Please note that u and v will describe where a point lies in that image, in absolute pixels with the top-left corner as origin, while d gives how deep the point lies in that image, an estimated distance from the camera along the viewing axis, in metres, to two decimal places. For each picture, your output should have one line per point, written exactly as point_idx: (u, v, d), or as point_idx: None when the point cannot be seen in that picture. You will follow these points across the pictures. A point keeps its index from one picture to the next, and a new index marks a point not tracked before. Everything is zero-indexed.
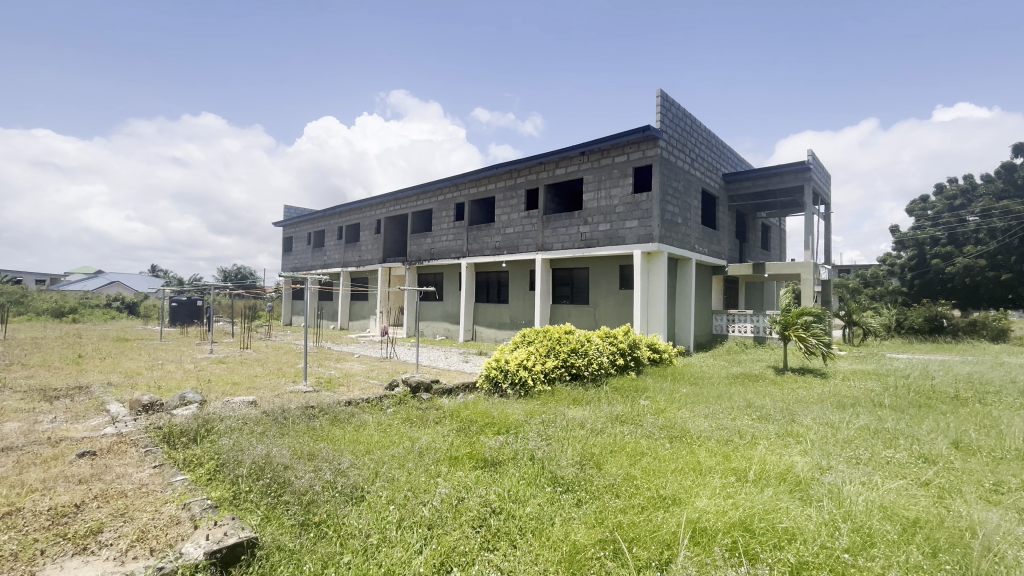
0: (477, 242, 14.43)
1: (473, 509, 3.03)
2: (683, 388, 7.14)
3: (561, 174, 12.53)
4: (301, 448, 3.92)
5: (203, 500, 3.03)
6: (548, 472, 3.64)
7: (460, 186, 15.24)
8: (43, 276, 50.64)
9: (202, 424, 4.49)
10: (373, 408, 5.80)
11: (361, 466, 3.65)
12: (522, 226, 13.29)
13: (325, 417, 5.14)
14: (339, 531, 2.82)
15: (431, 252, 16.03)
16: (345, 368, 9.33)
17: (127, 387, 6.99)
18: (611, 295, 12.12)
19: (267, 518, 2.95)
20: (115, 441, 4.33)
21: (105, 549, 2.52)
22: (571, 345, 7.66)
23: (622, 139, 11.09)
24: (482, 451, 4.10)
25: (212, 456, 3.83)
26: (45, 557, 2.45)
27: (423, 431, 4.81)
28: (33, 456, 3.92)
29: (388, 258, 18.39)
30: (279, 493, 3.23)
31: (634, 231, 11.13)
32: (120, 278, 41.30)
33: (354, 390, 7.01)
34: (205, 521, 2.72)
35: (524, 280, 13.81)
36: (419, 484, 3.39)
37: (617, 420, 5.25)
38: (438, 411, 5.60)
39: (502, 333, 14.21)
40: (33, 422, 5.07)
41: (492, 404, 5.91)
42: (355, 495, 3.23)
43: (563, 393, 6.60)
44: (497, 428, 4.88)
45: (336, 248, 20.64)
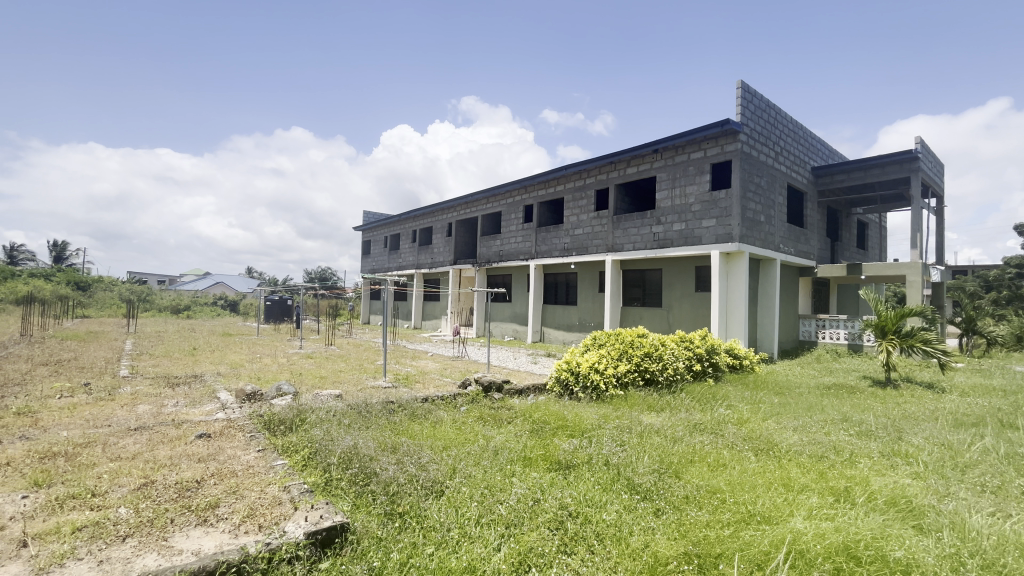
0: (546, 243, 14.46)
1: (550, 511, 3.03)
2: (769, 397, 6.67)
3: (632, 173, 12.19)
4: (385, 441, 4.14)
5: (301, 484, 3.30)
6: (625, 479, 3.57)
7: (528, 188, 15.32)
8: (163, 277, 57.94)
9: (297, 414, 4.88)
10: (448, 405, 6.00)
11: (440, 461, 3.79)
12: (591, 226, 13.12)
13: (404, 412, 5.39)
14: (422, 523, 2.93)
15: (500, 254, 16.27)
16: (420, 366, 9.70)
17: (233, 378, 7.75)
18: (686, 298, 11.62)
19: (356, 505, 3.14)
20: (226, 426, 4.83)
21: (222, 522, 2.82)
22: (644, 349, 7.41)
23: (698, 134, 10.58)
24: (556, 454, 4.10)
25: (307, 444, 4.14)
26: (175, 525, 2.78)
27: (497, 430, 4.90)
28: (162, 435, 4.48)
29: (459, 260, 18.91)
30: (366, 483, 3.42)
31: (711, 230, 10.57)
32: (226, 280, 46.13)
33: (430, 387, 7.30)
34: (303, 504, 2.97)
35: (594, 282, 13.60)
36: (495, 482, 3.46)
37: (696, 429, 5.01)
38: (510, 411, 5.67)
39: (570, 335, 14.15)
40: (160, 405, 5.79)
41: (564, 407, 5.86)
42: (435, 489, 3.34)
43: (637, 398, 6.41)
44: (570, 432, 4.84)
45: (410, 251, 21.58)
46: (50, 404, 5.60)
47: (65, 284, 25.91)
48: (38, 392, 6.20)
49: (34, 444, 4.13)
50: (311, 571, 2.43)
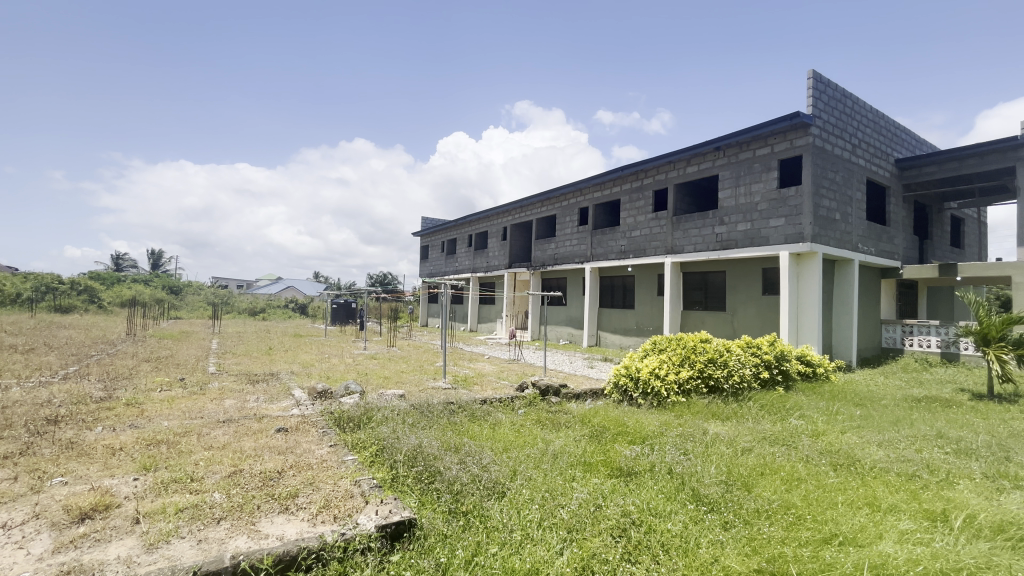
0: (603, 246, 14.28)
1: (612, 518, 2.99)
2: (848, 409, 6.19)
3: (692, 172, 11.77)
4: (448, 441, 4.26)
5: (370, 479, 3.48)
6: (690, 489, 3.45)
7: (583, 191, 15.19)
8: (242, 282, 62.82)
9: (365, 413, 5.13)
10: (506, 408, 6.08)
11: (500, 463, 3.84)
12: (649, 228, 12.80)
13: (464, 413, 5.53)
14: (484, 522, 2.99)
15: (555, 257, 16.24)
16: (477, 368, 9.88)
17: (306, 376, 8.28)
18: (752, 301, 11.04)
19: (422, 502, 3.26)
20: (301, 421, 5.17)
21: (301, 511, 3.03)
22: (708, 355, 7.12)
23: (764, 129, 10.05)
24: (617, 460, 4.04)
25: (375, 441, 4.34)
26: (261, 512, 3.02)
27: (556, 434, 4.90)
28: (247, 427, 4.87)
29: (514, 264, 19.07)
30: (431, 482, 3.53)
31: (779, 230, 9.99)
32: (295, 284, 49.30)
33: (488, 389, 7.43)
34: (374, 499, 3.12)
35: (652, 285, 13.24)
36: (556, 486, 3.47)
37: (766, 440, 4.75)
38: (568, 416, 5.64)
39: (628, 339, 13.87)
40: (244, 400, 6.30)
41: (624, 413, 5.76)
42: (496, 490, 3.39)
43: (700, 405, 6.18)
44: (631, 438, 4.75)
45: (466, 255, 22.03)
46: (153, 397, 6.25)
47: (162, 289, 28.77)
48: (143, 386, 6.94)
49: (141, 432, 4.64)
50: (383, 562, 2.55)
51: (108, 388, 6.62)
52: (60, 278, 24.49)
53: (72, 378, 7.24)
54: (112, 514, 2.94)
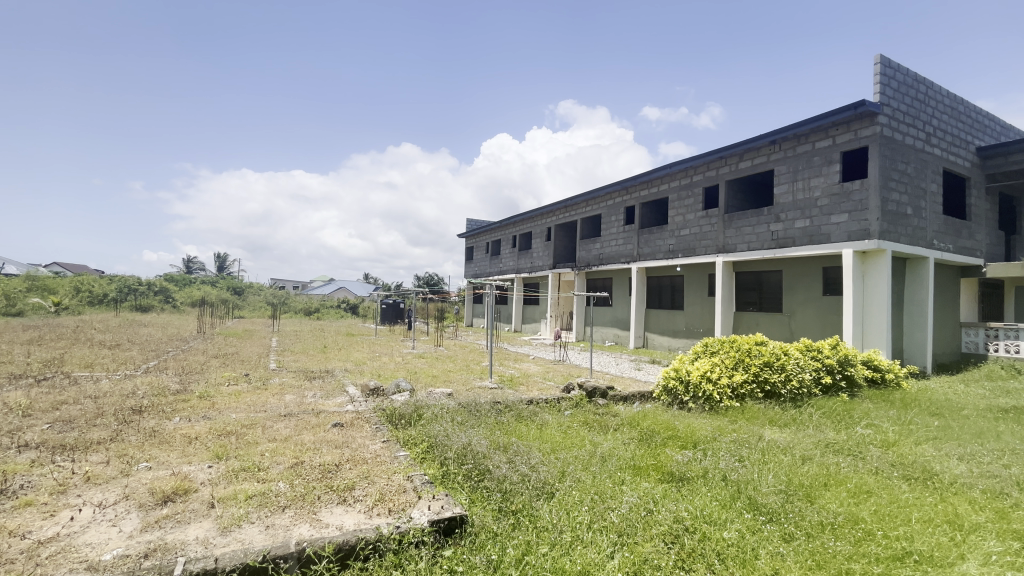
0: (650, 245, 13.96)
1: (664, 524, 2.93)
2: (923, 419, 5.73)
3: (746, 167, 11.29)
4: (496, 440, 4.31)
5: (422, 475, 3.58)
6: (746, 497, 3.32)
7: (630, 189, 14.92)
8: (298, 284, 66.15)
9: (415, 410, 5.28)
10: (552, 409, 6.07)
11: (549, 463, 3.84)
12: (699, 227, 12.39)
13: (511, 413, 5.58)
14: (534, 522, 3.00)
15: (601, 257, 16.04)
16: (523, 369, 9.92)
17: (358, 374, 8.61)
18: (811, 302, 10.45)
19: (472, 499, 3.32)
20: (355, 417, 5.39)
21: (358, 503, 3.16)
22: (764, 358, 6.82)
23: (825, 120, 9.49)
24: (668, 465, 3.95)
25: (425, 439, 4.45)
26: (322, 502, 3.17)
27: (603, 437, 4.85)
28: (306, 422, 5.13)
29: (558, 264, 18.99)
30: (480, 479, 3.59)
31: (842, 226, 9.40)
32: (346, 285, 51.39)
33: (534, 390, 7.46)
34: (426, 494, 3.21)
35: (703, 285, 12.82)
36: (605, 489, 3.43)
37: (829, 449, 4.50)
38: (616, 418, 5.55)
39: (676, 341, 13.50)
40: (302, 395, 6.64)
41: (674, 417, 5.60)
42: (546, 490, 3.40)
43: (755, 411, 5.93)
44: (682, 443, 4.63)
45: (511, 256, 22.14)
46: (222, 390, 6.71)
47: (227, 290, 30.79)
48: (213, 380, 7.46)
49: (213, 422, 4.99)
50: (436, 556, 2.61)
51: (183, 382, 7.16)
52: (140, 280, 26.74)
53: (153, 372, 7.90)
54: (191, 498, 3.20)
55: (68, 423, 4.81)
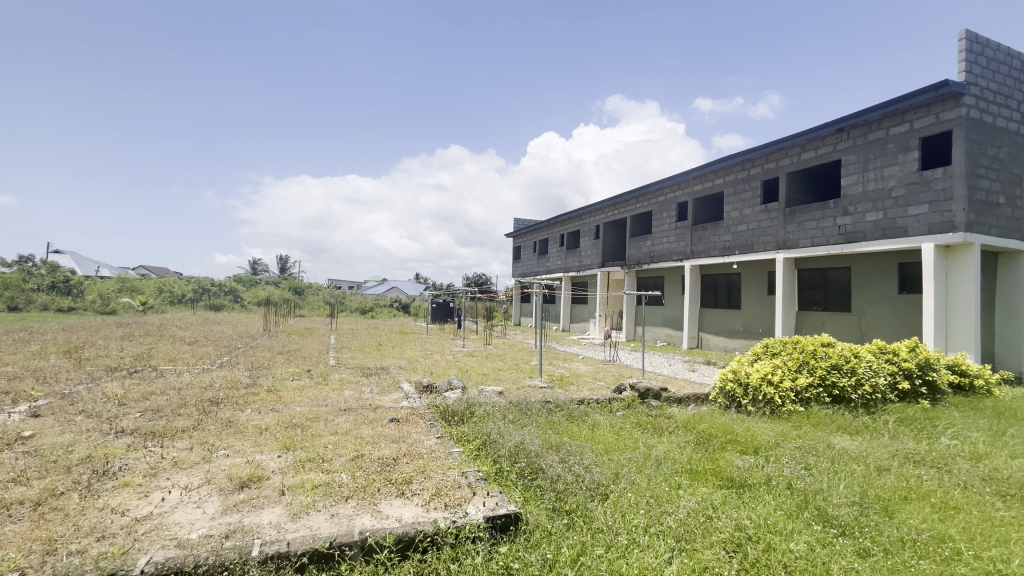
0: (704, 242, 13.46)
1: (725, 531, 2.83)
2: (1019, 430, 5.19)
3: (809, 158, 10.64)
4: (549, 440, 4.32)
5: (476, 472, 3.65)
6: (815, 507, 3.14)
7: (682, 184, 14.45)
8: (353, 284, 69.08)
9: (467, 408, 5.37)
10: (603, 409, 5.99)
11: (603, 465, 3.80)
12: (758, 222, 11.81)
13: (562, 412, 5.56)
14: (589, 523, 2.98)
15: (652, 255, 15.64)
16: (572, 368, 9.86)
17: (412, 371, 8.88)
18: (885, 301, 9.70)
19: (526, 497, 3.35)
20: (410, 413, 5.56)
21: (415, 497, 3.26)
22: (832, 361, 6.39)
23: (901, 104, 8.76)
24: (727, 470, 3.80)
25: (478, 436, 4.52)
26: (382, 494, 3.30)
27: (658, 439, 4.73)
28: (365, 416, 5.36)
29: (607, 263, 18.70)
30: (533, 478, 3.61)
31: (921, 218, 8.65)
32: (398, 285, 53.12)
33: (584, 390, 7.40)
34: (480, 491, 3.26)
35: (762, 283, 12.20)
36: (661, 493, 3.36)
37: (908, 460, 4.16)
38: (670, 421, 5.40)
39: (733, 341, 12.95)
40: (360, 391, 6.92)
41: (733, 421, 5.37)
42: (600, 491, 3.36)
43: (823, 416, 5.58)
44: (742, 448, 4.43)
45: (559, 254, 22.03)
46: (287, 385, 7.13)
47: (290, 290, 32.58)
48: (279, 375, 7.94)
49: (280, 415, 5.31)
50: (492, 552, 2.65)
51: (253, 376, 7.68)
52: (213, 281, 28.85)
53: (226, 366, 8.51)
54: (264, 485, 3.42)
55: (156, 412, 5.28)
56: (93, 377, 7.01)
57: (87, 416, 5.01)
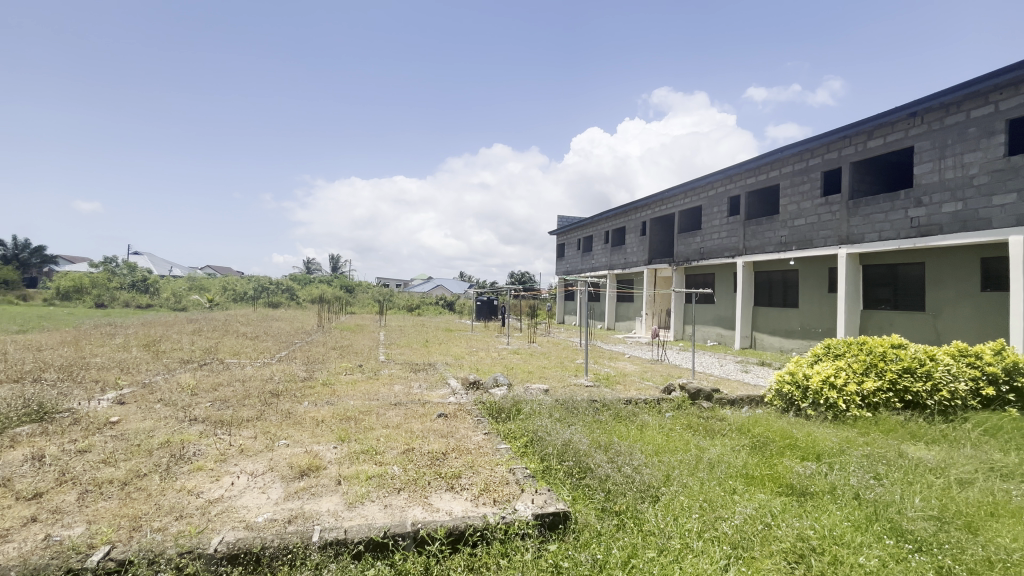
0: (758, 237, 12.85)
1: (786, 541, 2.69)
2: None
3: (876, 146, 9.91)
4: (597, 439, 4.27)
5: (524, 469, 3.66)
6: (887, 521, 2.93)
7: (734, 177, 13.85)
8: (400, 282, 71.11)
9: (514, 405, 5.40)
10: (652, 410, 5.86)
11: (653, 466, 3.71)
12: (818, 215, 11.15)
13: (609, 412, 5.48)
14: (640, 525, 2.93)
15: (701, 252, 15.11)
16: (619, 367, 9.71)
17: (458, 368, 9.02)
18: (964, 299, 8.91)
19: (575, 495, 3.33)
20: (458, 409, 5.65)
21: (465, 491, 3.31)
22: (904, 363, 5.88)
23: (985, 84, 7.98)
24: (787, 476, 3.62)
25: (525, 433, 4.53)
26: (432, 487, 3.38)
27: (711, 442, 4.57)
28: (414, 411, 5.49)
29: (654, 260, 18.23)
30: (582, 477, 3.58)
31: (1008, 209, 7.87)
32: (444, 283, 54.19)
33: (632, 389, 7.26)
34: (528, 488, 3.27)
35: (822, 280, 11.50)
36: (715, 497, 3.24)
37: (994, 473, 3.80)
38: (723, 423, 5.21)
39: (790, 342, 12.33)
40: (409, 386, 7.11)
41: (791, 425, 5.11)
42: (650, 493, 3.29)
43: (892, 422, 5.21)
44: (803, 454, 4.21)
45: (604, 252, 21.69)
46: (341, 379, 7.43)
47: (341, 289, 33.94)
48: (333, 370, 8.29)
49: (335, 408, 5.55)
50: (541, 549, 2.65)
51: (310, 370, 8.06)
52: (272, 279, 30.53)
53: (285, 361, 8.98)
54: (322, 474, 3.58)
55: (224, 402, 5.65)
56: (169, 369, 7.59)
57: (164, 404, 5.43)
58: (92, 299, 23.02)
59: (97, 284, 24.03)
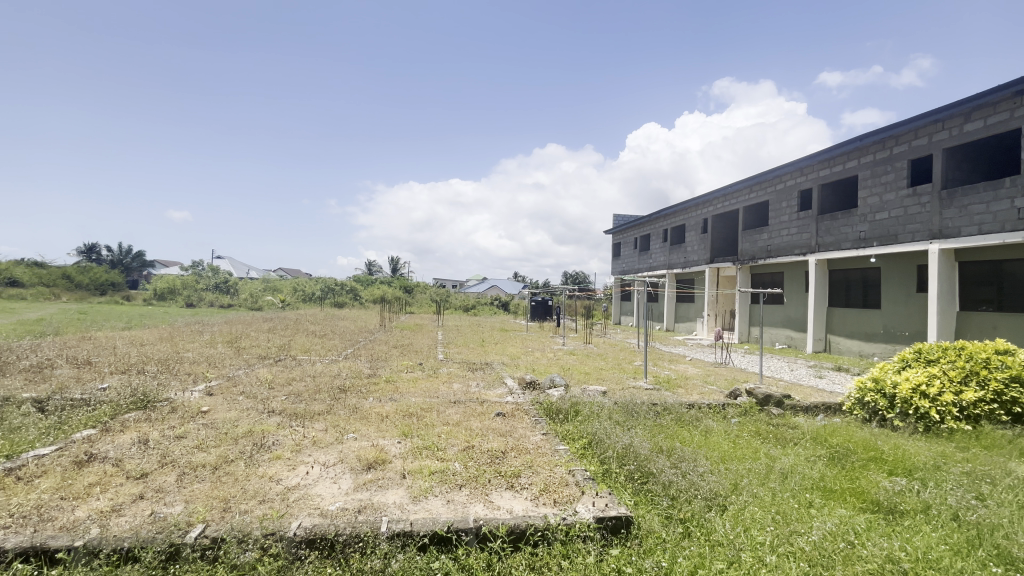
0: (834, 233, 11.96)
1: (872, 560, 2.48)
2: None
3: (973, 130, 8.92)
4: (658, 444, 4.15)
5: (583, 471, 3.63)
6: (993, 545, 2.63)
7: (806, 170, 12.96)
8: (456, 282, 72.79)
9: (572, 406, 5.36)
10: (716, 415, 5.61)
11: (719, 474, 3.56)
12: (904, 208, 10.21)
13: (671, 416, 5.31)
14: (707, 534, 2.82)
15: (769, 250, 14.28)
16: (680, 370, 9.37)
17: (514, 368, 9.08)
18: None
19: (636, 500, 3.26)
20: (516, 408, 5.69)
21: (524, 491, 3.34)
22: (1012, 372, 5.23)
23: None
24: (872, 492, 3.35)
25: (583, 435, 4.49)
26: (493, 485, 3.42)
27: (783, 451, 4.31)
28: (473, 409, 5.59)
29: (716, 258, 17.43)
30: (644, 482, 3.50)
31: None
32: (499, 283, 54.80)
33: (694, 393, 6.99)
34: (589, 491, 3.24)
35: (909, 279, 10.51)
36: (790, 510, 3.05)
37: None
38: (795, 431, 4.90)
39: (871, 345, 11.38)
40: (468, 385, 7.24)
41: (875, 436, 4.71)
42: (717, 502, 3.15)
43: (997, 437, 4.66)
44: (890, 468, 3.87)
45: (662, 251, 21.03)
46: (403, 377, 7.69)
47: (401, 290, 35.18)
48: (396, 367, 8.60)
49: (398, 404, 5.76)
50: (603, 553, 2.62)
51: (373, 367, 8.43)
52: (337, 280, 32.21)
53: (350, 358, 9.44)
54: (388, 468, 3.73)
55: (298, 396, 6.04)
56: (249, 364, 8.22)
57: (246, 397, 5.89)
58: (183, 299, 25.37)
59: (187, 285, 26.49)
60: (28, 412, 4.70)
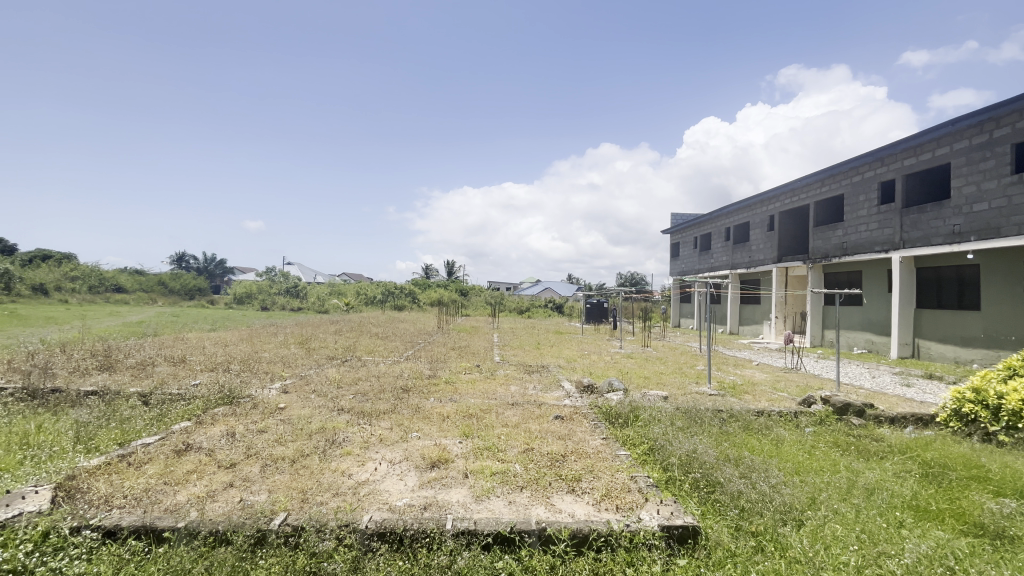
0: (923, 227, 10.91)
1: None
2: None
3: None
4: (726, 452, 3.97)
5: (646, 477, 3.55)
6: None
7: (887, 159, 11.94)
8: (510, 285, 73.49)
9: (632, 411, 5.25)
10: (788, 423, 5.29)
11: (795, 486, 3.36)
12: (1007, 197, 9.15)
13: (738, 423, 5.07)
14: (782, 550, 2.67)
15: (845, 247, 13.25)
16: (746, 375, 8.91)
17: (571, 371, 9.03)
18: None
19: (704, 510, 3.15)
20: (574, 411, 5.66)
21: (586, 495, 3.31)
22: None
23: None
24: (975, 514, 3.04)
25: (645, 441, 4.39)
26: (553, 488, 3.42)
27: (866, 464, 3.98)
28: (531, 412, 5.62)
29: (785, 257, 16.42)
30: (711, 491, 3.36)
31: None
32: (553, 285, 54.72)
33: (762, 400, 6.63)
34: (653, 498, 3.16)
35: (1015, 277, 9.39)
36: (877, 529, 2.82)
37: None
38: (880, 443, 4.52)
39: (969, 351, 10.28)
40: (525, 387, 7.29)
41: (976, 452, 4.24)
42: (793, 516, 2.97)
43: None
44: (996, 488, 3.47)
45: (724, 250, 20.09)
46: (462, 378, 7.86)
47: (457, 293, 35.97)
48: (454, 369, 8.82)
49: (458, 405, 5.90)
50: (669, 563, 2.56)
51: (433, 368, 8.67)
52: (397, 284, 33.48)
53: (411, 359, 9.77)
54: (450, 467, 3.83)
55: (364, 395, 6.34)
56: (319, 364, 8.73)
57: (318, 395, 6.25)
58: (259, 303, 27.39)
59: (262, 290, 28.59)
60: (135, 405, 5.26)
